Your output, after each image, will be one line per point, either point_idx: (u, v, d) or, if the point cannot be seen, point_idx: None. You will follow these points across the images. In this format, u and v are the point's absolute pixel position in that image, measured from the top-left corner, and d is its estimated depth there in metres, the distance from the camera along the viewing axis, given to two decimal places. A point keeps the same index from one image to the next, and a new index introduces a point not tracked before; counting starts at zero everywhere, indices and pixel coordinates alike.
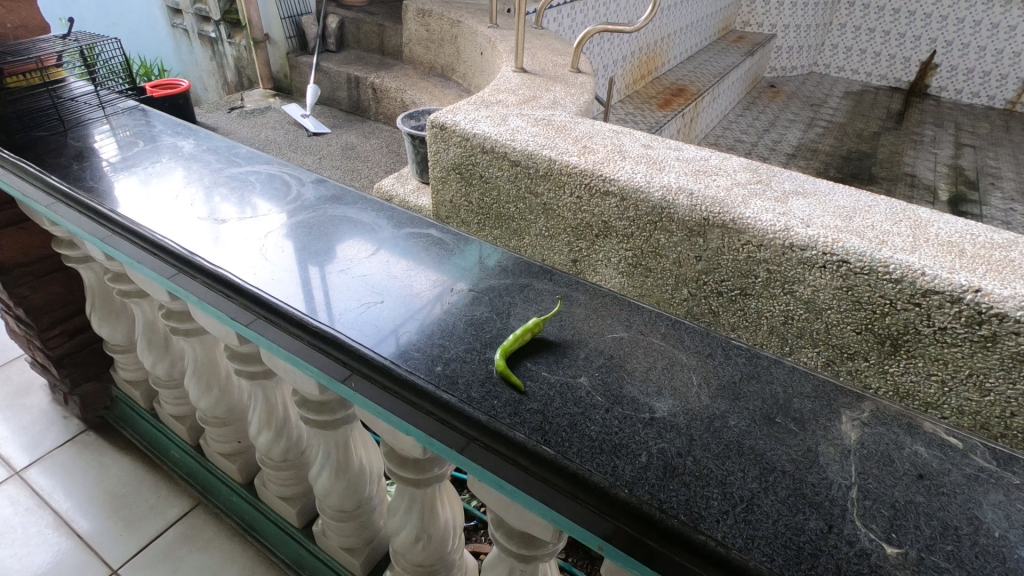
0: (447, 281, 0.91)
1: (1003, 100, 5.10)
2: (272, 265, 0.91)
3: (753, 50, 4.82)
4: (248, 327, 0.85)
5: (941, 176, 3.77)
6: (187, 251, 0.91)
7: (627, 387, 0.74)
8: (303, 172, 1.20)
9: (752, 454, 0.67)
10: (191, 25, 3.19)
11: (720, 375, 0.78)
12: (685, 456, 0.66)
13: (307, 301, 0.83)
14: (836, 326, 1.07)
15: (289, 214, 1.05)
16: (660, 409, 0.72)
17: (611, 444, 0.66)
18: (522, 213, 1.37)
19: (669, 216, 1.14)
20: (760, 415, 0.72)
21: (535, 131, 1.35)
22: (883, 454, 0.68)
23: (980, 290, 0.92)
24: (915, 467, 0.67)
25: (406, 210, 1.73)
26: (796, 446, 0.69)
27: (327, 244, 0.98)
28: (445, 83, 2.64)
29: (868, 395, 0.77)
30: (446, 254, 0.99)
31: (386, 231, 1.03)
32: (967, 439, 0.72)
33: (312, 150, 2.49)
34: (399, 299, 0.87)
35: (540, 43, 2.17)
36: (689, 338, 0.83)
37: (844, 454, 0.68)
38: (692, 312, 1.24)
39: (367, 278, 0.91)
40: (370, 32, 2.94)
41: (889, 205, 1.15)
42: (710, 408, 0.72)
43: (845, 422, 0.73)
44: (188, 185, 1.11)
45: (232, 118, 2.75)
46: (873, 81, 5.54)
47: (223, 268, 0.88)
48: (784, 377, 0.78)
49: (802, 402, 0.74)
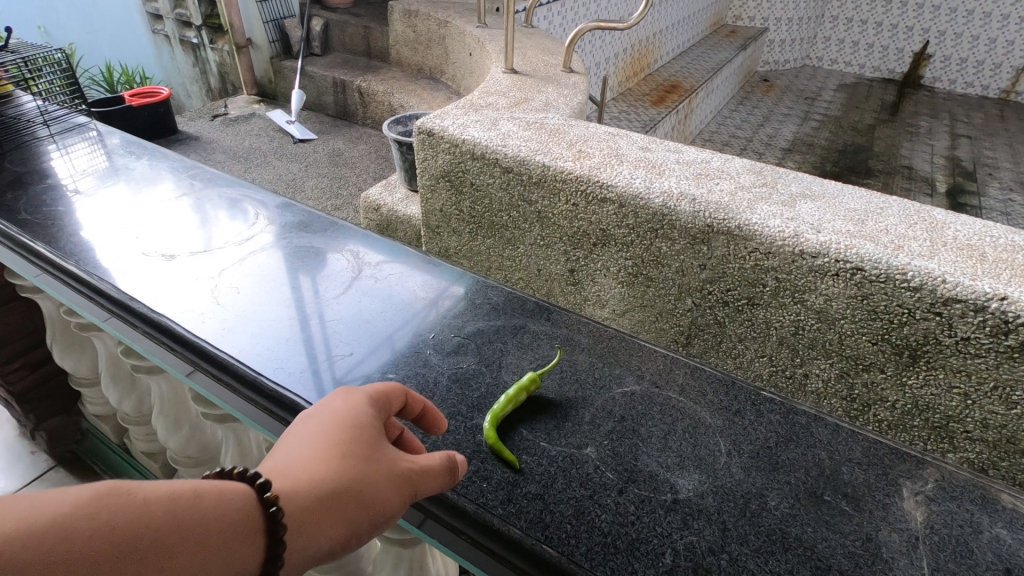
0: (413, 325, 0.90)
1: (997, 89, 5.05)
2: (225, 311, 0.88)
3: (746, 44, 4.76)
4: (187, 378, 0.81)
5: (939, 168, 3.72)
6: (127, 297, 0.88)
7: (643, 460, 0.71)
8: (274, 199, 1.17)
9: (799, 547, 0.62)
10: (171, 31, 3.10)
11: (752, 439, 0.75)
12: (718, 555, 0.62)
13: (262, 357, 0.81)
14: (850, 337, 1.01)
15: (248, 248, 1.03)
16: (684, 489, 0.68)
17: (630, 540, 0.62)
18: (516, 221, 1.30)
19: (671, 223, 1.08)
20: (806, 493, 0.68)
21: (527, 136, 1.28)
22: (957, 543, 0.64)
23: (1006, 298, 0.85)
24: (1000, 559, 0.63)
25: (395, 220, 1.67)
26: (852, 533, 0.65)
27: (293, 284, 0.95)
28: (434, 85, 2.57)
29: (928, 460, 0.73)
30: (419, 290, 0.97)
31: (359, 266, 1.01)
32: None
33: (298, 157, 2.42)
34: (362, 347, 0.85)
35: (531, 42, 2.11)
36: (712, 391, 0.81)
37: (911, 542, 0.64)
38: (696, 324, 1.18)
39: (332, 322, 0.88)
40: (356, 35, 2.87)
41: (902, 206, 1.09)
42: (743, 485, 0.69)
43: (908, 498, 0.69)
44: (146, 218, 1.08)
45: (215, 126, 2.68)
46: (866, 73, 5.50)
47: (169, 318, 0.85)
48: (829, 439, 0.76)
49: (852, 471, 0.72)
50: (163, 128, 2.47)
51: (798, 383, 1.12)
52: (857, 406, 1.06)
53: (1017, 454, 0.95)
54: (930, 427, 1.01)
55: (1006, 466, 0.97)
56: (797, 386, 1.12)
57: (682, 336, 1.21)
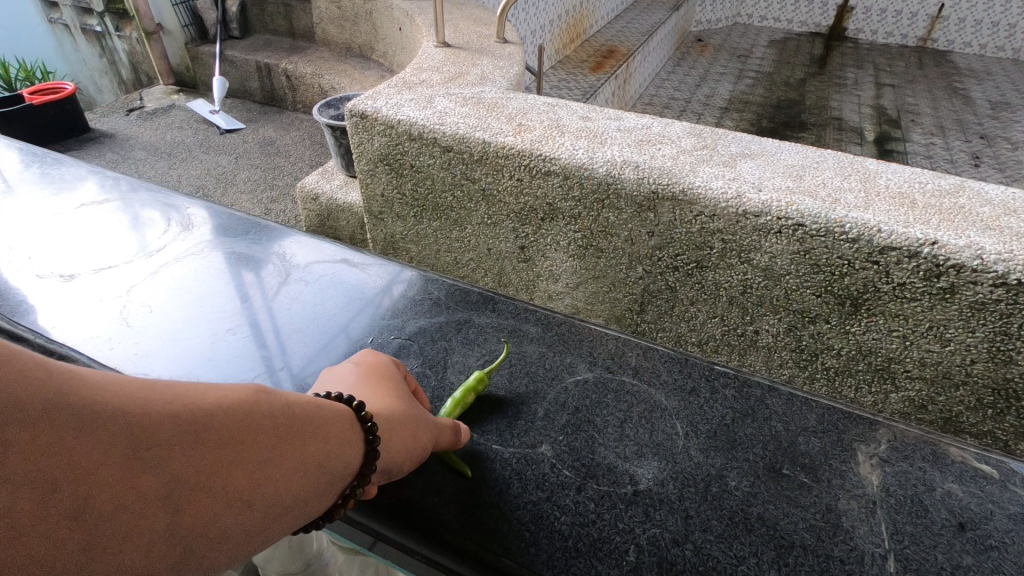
0: (350, 326, 0.87)
1: (914, 37, 5.27)
2: (140, 335, 0.82)
3: (679, 4, 4.78)
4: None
5: (866, 117, 3.86)
6: (31, 331, 0.82)
7: (601, 452, 0.70)
8: (192, 208, 1.10)
9: (764, 528, 0.62)
10: (70, 20, 2.85)
11: (708, 417, 0.75)
12: (682, 545, 0.60)
13: (183, 379, 0.76)
14: (796, 291, 1.04)
15: (166, 259, 0.97)
16: (644, 479, 0.67)
17: (591, 542, 0.60)
18: (461, 202, 1.27)
19: (616, 193, 1.07)
20: (765, 468, 0.69)
21: (465, 112, 1.23)
22: (913, 502, 0.66)
23: (936, 242, 0.89)
24: (954, 516, 0.65)
25: (335, 208, 1.61)
26: (813, 505, 0.65)
27: (212, 299, 0.89)
28: (365, 63, 2.47)
29: (881, 422, 0.76)
30: (352, 292, 0.93)
31: (286, 272, 0.95)
32: (1003, 467, 0.70)
33: (226, 149, 2.28)
34: (295, 352, 0.81)
35: (461, 13, 2.04)
36: (667, 371, 0.82)
37: (870, 508, 0.65)
38: (649, 291, 1.19)
39: (258, 336, 0.83)
40: (277, 14, 2.71)
41: (837, 159, 1.11)
42: (704, 468, 0.69)
43: (863, 462, 0.70)
44: (47, 240, 1.00)
45: (131, 121, 2.49)
46: (794, 28, 5.63)
47: (78, 349, 0.79)
48: (783, 411, 0.76)
49: (809, 440, 0.72)
50: (72, 127, 2.28)
51: (749, 340, 1.15)
52: (805, 356, 1.10)
53: (953, 387, 1.01)
54: (874, 370, 1.06)
55: (943, 401, 1.03)
56: (749, 342, 1.15)
57: (636, 304, 1.22)
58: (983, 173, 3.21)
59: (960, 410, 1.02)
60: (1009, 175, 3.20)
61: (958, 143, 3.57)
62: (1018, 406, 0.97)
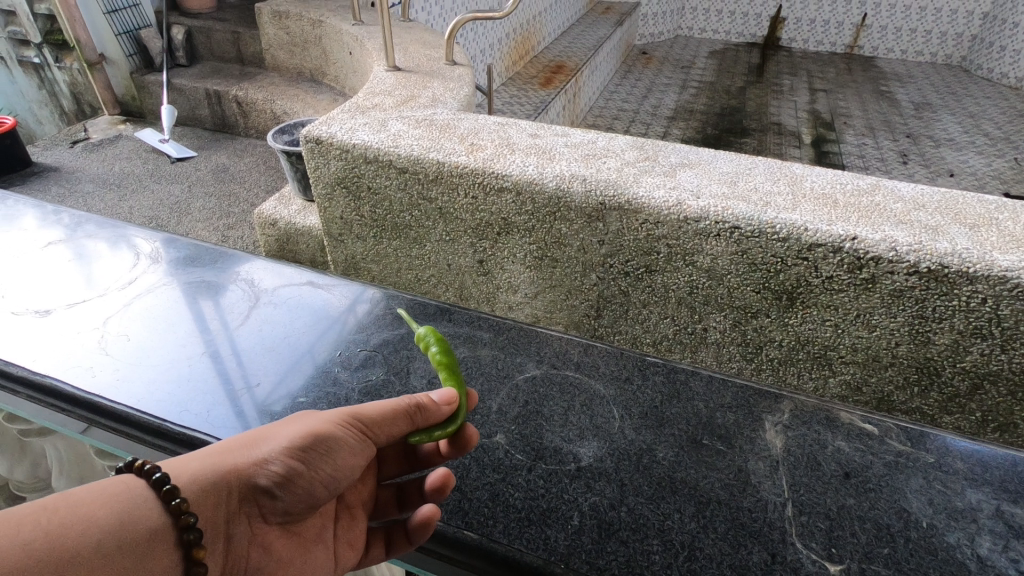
0: (324, 343, 0.89)
1: (842, 44, 5.61)
2: (117, 363, 0.82)
3: (622, 19, 4.96)
4: (83, 435, 0.76)
5: (802, 121, 4.09)
6: (2, 363, 0.81)
7: (548, 437, 0.75)
8: (159, 243, 1.09)
9: (684, 488, 0.68)
10: (6, 51, 2.78)
11: (640, 402, 0.80)
12: (619, 508, 0.66)
13: (163, 400, 0.77)
14: (737, 290, 1.11)
15: (136, 290, 0.96)
16: (584, 456, 0.72)
17: (541, 511, 0.66)
18: (418, 220, 1.31)
19: (567, 205, 1.13)
20: (687, 439, 0.74)
21: (418, 134, 1.28)
22: (809, 458, 0.72)
23: (855, 238, 0.97)
24: (841, 467, 0.71)
25: (294, 232, 1.62)
26: (726, 467, 0.71)
27: (176, 329, 0.89)
28: (316, 87, 2.49)
29: (785, 394, 0.82)
30: (314, 316, 0.94)
31: (252, 301, 0.95)
32: (880, 424, 0.77)
33: (178, 178, 2.26)
34: (271, 373, 0.83)
35: (410, 37, 2.10)
36: (604, 364, 0.86)
37: (773, 467, 0.71)
38: (604, 296, 1.25)
39: (232, 357, 0.85)
40: (225, 41, 2.71)
41: (766, 165, 1.20)
42: (636, 443, 0.74)
43: (769, 428, 0.76)
44: (16, 276, 0.99)
45: (77, 153, 2.44)
46: (732, 38, 5.90)
47: (55, 377, 0.79)
48: (705, 390, 0.82)
49: (724, 414, 0.78)
50: (14, 160, 2.21)
51: (699, 337, 1.22)
52: (751, 349, 1.18)
53: (883, 368, 1.10)
54: (812, 358, 1.14)
55: (875, 382, 1.12)
56: (699, 339, 1.22)
57: (592, 310, 1.28)
58: (910, 170, 3.44)
59: (891, 389, 1.12)
60: (933, 171, 3.43)
61: (886, 143, 3.80)
62: (938, 382, 1.07)
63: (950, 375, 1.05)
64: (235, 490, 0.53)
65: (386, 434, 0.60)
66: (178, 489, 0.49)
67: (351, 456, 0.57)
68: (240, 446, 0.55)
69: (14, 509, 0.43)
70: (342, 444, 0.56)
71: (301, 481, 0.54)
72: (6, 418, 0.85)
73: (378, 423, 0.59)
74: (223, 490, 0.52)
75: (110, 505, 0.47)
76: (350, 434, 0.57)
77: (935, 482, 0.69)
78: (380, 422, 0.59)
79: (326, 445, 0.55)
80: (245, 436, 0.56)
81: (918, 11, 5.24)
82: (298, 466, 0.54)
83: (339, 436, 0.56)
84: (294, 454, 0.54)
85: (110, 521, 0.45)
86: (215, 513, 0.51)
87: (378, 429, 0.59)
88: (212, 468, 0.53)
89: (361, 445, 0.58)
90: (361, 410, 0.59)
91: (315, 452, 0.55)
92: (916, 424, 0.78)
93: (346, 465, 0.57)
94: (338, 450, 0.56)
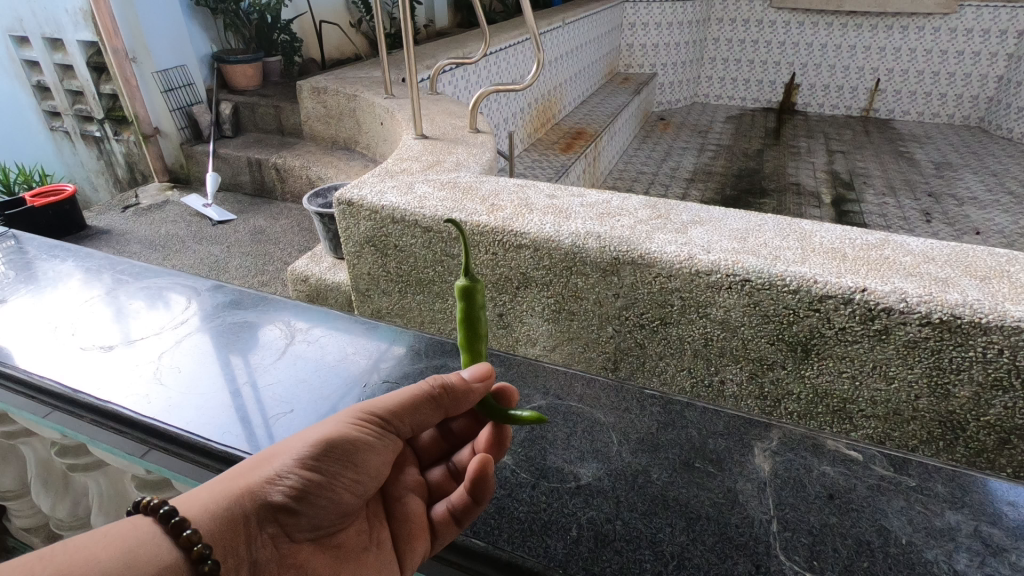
0: (384, 375, 0.79)
1: (858, 108, 5.74)
2: (169, 391, 0.74)
3: (640, 87, 5.19)
4: (139, 461, 0.68)
5: (821, 182, 4.15)
6: (68, 389, 0.73)
7: (550, 458, 0.72)
8: (201, 279, 0.99)
9: (677, 506, 0.65)
10: (71, 127, 3.06)
11: (637, 428, 0.76)
12: (614, 521, 0.63)
13: (215, 424, 0.69)
14: (752, 341, 1.13)
15: (186, 325, 0.87)
16: (584, 475, 0.69)
17: (541, 523, 0.63)
18: (442, 276, 1.37)
19: (582, 260, 1.18)
20: (679, 462, 0.71)
21: (442, 196, 1.37)
22: (795, 480, 0.68)
23: (865, 289, 0.99)
24: (825, 488, 0.67)
25: (324, 287, 1.70)
26: (717, 488, 0.67)
27: (219, 361, 0.79)
28: (350, 155, 2.66)
29: (774, 422, 0.77)
30: (357, 347, 0.84)
31: (291, 332, 0.85)
32: (865, 450, 0.72)
33: (217, 239, 2.40)
34: (330, 406, 0.73)
35: (438, 108, 2.25)
36: (605, 395, 0.82)
37: (760, 488, 0.67)
38: (620, 349, 1.27)
39: (288, 388, 0.75)
40: (267, 114, 2.92)
41: (776, 222, 1.25)
42: (632, 464, 0.70)
43: (758, 454, 0.72)
44: (68, 309, 0.90)
45: (127, 217, 2.62)
46: (749, 105, 6.10)
47: (112, 402, 0.72)
48: (698, 419, 0.77)
49: (716, 441, 0.74)
50: (70, 224, 2.38)
51: (716, 390, 1.22)
52: (769, 402, 1.17)
53: (905, 422, 1.08)
54: (832, 411, 1.13)
55: (898, 436, 1.10)
56: (716, 392, 1.22)
57: (609, 363, 1.30)
58: (934, 229, 3.42)
59: (915, 444, 1.10)
60: (958, 229, 3.41)
61: (908, 202, 3.82)
62: (963, 436, 1.05)
63: (975, 429, 1.04)
64: (253, 512, 0.54)
65: (403, 424, 0.64)
66: (189, 521, 0.50)
67: (368, 450, 0.61)
68: (253, 468, 0.57)
69: (11, 562, 0.44)
70: (357, 441, 0.60)
71: (320, 487, 0.57)
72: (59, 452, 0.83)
73: (391, 415, 0.63)
74: (241, 515, 0.53)
75: (112, 547, 0.47)
76: (364, 431, 0.61)
77: (916, 504, 0.65)
78: (389, 419, 0.63)
79: (339, 445, 0.59)
80: (254, 461, 0.58)
81: (932, 75, 5.38)
82: (314, 473, 0.57)
83: (352, 434, 0.60)
84: (308, 463, 0.57)
85: (118, 559, 0.46)
86: (236, 536, 0.52)
87: (392, 421, 0.63)
88: (227, 491, 0.54)
89: (379, 438, 0.62)
90: (369, 407, 0.63)
91: (330, 455, 0.58)
92: (971, 470, 0.70)
93: (367, 460, 0.60)
94: (355, 448, 0.59)
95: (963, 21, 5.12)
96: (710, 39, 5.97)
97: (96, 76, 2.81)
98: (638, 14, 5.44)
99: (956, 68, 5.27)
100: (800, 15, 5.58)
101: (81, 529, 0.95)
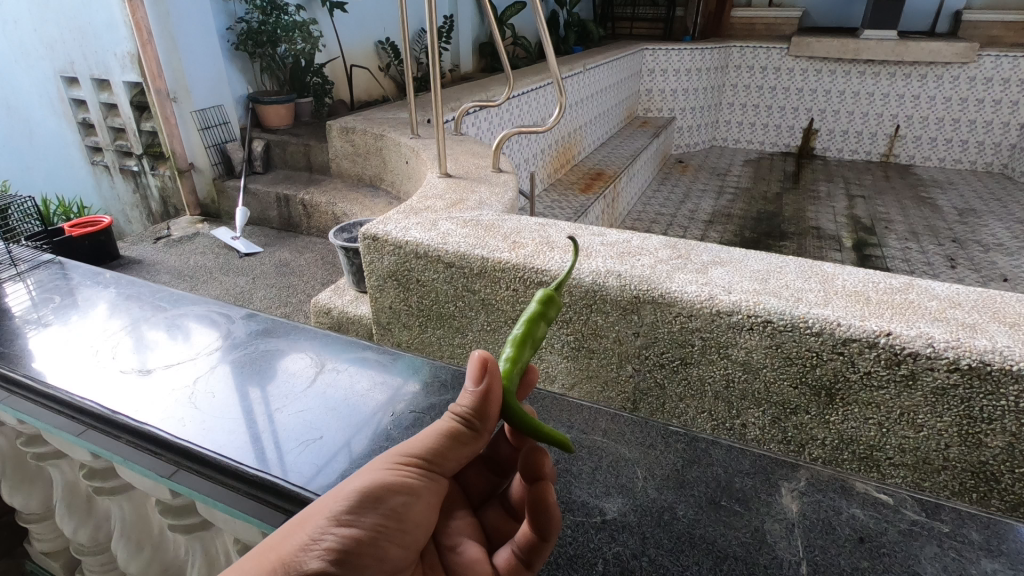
0: (402, 404, 0.80)
1: (878, 154, 5.76)
2: (203, 414, 0.75)
3: (658, 131, 5.25)
4: (169, 480, 0.70)
5: (842, 226, 4.12)
6: (106, 410, 0.76)
7: (574, 491, 0.71)
8: (233, 307, 1.01)
9: (703, 544, 0.64)
10: (111, 161, 3.20)
11: (662, 464, 0.75)
12: (641, 558, 0.63)
13: (242, 448, 0.70)
14: (774, 384, 1.11)
15: (215, 353, 0.88)
16: (610, 510, 0.68)
17: (567, 556, 0.63)
18: (462, 311, 1.39)
19: (602, 298, 1.19)
20: (705, 499, 0.69)
21: (465, 233, 1.39)
22: (824, 523, 0.66)
23: (890, 333, 0.98)
24: (855, 531, 0.65)
25: (345, 320, 1.73)
26: (744, 527, 0.66)
27: (249, 387, 0.81)
28: (375, 192, 2.73)
29: (801, 463, 0.75)
30: (383, 377, 0.85)
31: (320, 361, 0.86)
32: (895, 494, 0.70)
33: (244, 271, 2.46)
34: (349, 435, 0.74)
35: (462, 148, 2.31)
36: (628, 430, 0.81)
37: (788, 529, 0.66)
38: (639, 389, 1.26)
39: (309, 417, 0.76)
40: (296, 152, 3.03)
41: (797, 265, 1.24)
42: (658, 500, 0.69)
43: (785, 494, 0.70)
44: (107, 331, 0.93)
45: (159, 248, 2.70)
46: (767, 149, 6.15)
47: (148, 423, 0.73)
48: (723, 457, 0.76)
49: (742, 480, 0.72)
50: (104, 254, 2.47)
51: (737, 432, 1.20)
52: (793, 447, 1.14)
53: (935, 472, 1.05)
54: (858, 458, 1.10)
55: (929, 484, 1.07)
56: (738, 435, 1.20)
57: (628, 402, 1.28)
58: (959, 275, 3.37)
59: (946, 494, 1.07)
60: (985, 276, 3.35)
61: (932, 247, 3.77)
62: (998, 488, 1.02)
63: (1010, 481, 1.00)
64: None
65: (443, 461, 0.57)
66: None
67: (409, 494, 0.54)
68: (283, 537, 0.50)
69: None
70: (394, 485, 0.54)
71: (362, 545, 0.51)
72: (86, 474, 0.84)
73: (428, 451, 0.56)
74: None
75: None
76: (401, 472, 0.55)
77: (950, 550, 0.63)
78: (430, 454, 0.56)
79: (374, 492, 0.53)
80: (285, 526, 0.52)
81: (952, 122, 5.40)
82: (352, 528, 0.51)
83: (387, 480, 0.53)
84: (342, 519, 0.51)
85: None
86: None
87: (431, 459, 0.56)
88: (257, 568, 0.48)
89: (420, 479, 0.55)
90: (402, 447, 0.56)
91: (366, 508, 0.52)
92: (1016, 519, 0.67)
93: (410, 508, 0.54)
94: (392, 494, 0.53)
95: (982, 70, 5.15)
96: (728, 85, 6.06)
97: (138, 114, 2.95)
98: (657, 60, 5.55)
99: (976, 116, 5.29)
100: (817, 63, 5.66)
101: (101, 554, 0.96)
